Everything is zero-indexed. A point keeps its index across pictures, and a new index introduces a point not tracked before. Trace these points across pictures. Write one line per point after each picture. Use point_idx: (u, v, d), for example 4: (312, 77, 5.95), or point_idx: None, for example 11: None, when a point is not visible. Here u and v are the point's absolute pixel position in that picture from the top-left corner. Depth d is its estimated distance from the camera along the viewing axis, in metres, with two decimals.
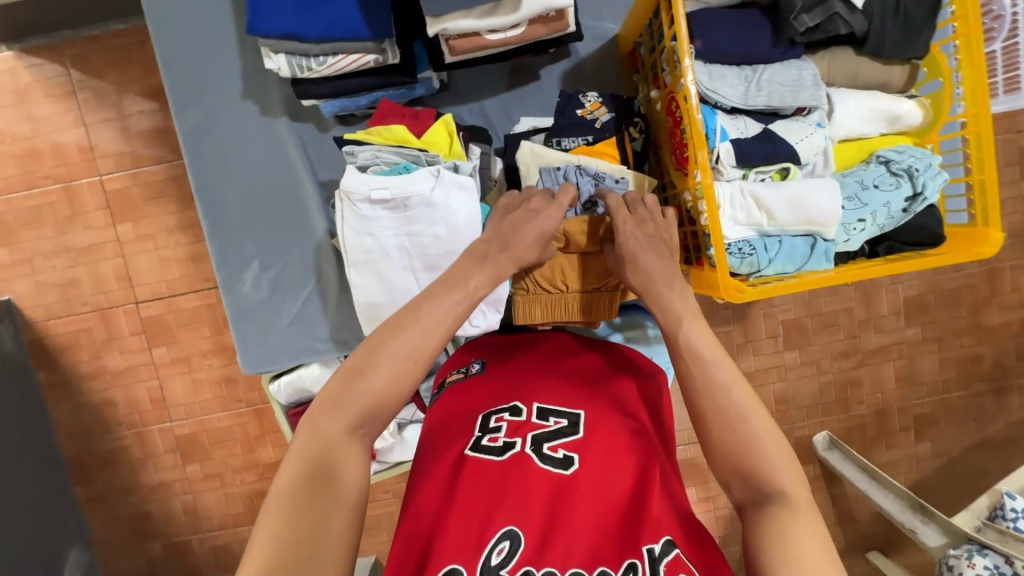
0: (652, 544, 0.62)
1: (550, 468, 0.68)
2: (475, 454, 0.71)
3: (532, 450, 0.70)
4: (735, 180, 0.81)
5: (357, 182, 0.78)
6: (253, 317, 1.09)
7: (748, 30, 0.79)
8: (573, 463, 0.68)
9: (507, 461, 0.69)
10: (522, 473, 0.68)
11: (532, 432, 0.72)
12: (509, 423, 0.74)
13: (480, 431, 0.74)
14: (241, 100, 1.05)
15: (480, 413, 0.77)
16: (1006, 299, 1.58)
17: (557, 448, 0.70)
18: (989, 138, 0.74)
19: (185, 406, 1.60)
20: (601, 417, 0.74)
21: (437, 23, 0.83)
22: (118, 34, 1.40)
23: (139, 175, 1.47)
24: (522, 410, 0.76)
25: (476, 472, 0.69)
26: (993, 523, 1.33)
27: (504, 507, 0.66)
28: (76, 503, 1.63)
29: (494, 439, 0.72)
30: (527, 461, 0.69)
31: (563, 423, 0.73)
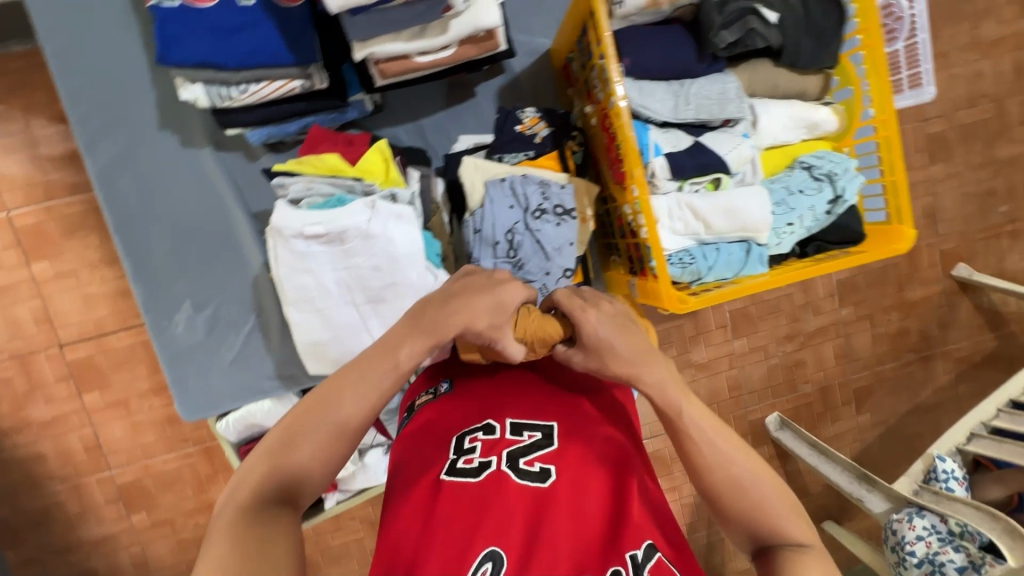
0: (634, 550, 0.57)
1: (527, 484, 0.62)
2: (451, 479, 0.63)
3: (508, 468, 0.63)
4: (672, 193, 0.83)
5: (289, 218, 0.75)
6: (189, 360, 1.03)
7: (674, 45, 0.81)
8: (550, 475, 0.62)
9: (484, 484, 0.62)
10: (499, 495, 0.61)
11: (507, 449, 0.64)
12: (483, 441, 0.65)
13: (453, 453, 0.65)
14: (158, 130, 0.98)
15: (451, 434, 0.67)
16: (925, 275, 1.70)
17: (534, 462, 0.63)
18: (897, 143, 0.79)
19: (126, 451, 1.48)
20: (578, 422, 0.67)
21: (363, 47, 0.80)
22: (17, 57, 1.28)
23: (53, 209, 1.35)
24: (494, 425, 0.66)
25: (450, 502, 0.61)
26: (928, 485, 1.42)
27: (483, 534, 0.58)
28: (8, 569, 1.49)
29: (469, 461, 0.64)
30: (503, 480, 0.62)
31: (538, 436, 0.65)
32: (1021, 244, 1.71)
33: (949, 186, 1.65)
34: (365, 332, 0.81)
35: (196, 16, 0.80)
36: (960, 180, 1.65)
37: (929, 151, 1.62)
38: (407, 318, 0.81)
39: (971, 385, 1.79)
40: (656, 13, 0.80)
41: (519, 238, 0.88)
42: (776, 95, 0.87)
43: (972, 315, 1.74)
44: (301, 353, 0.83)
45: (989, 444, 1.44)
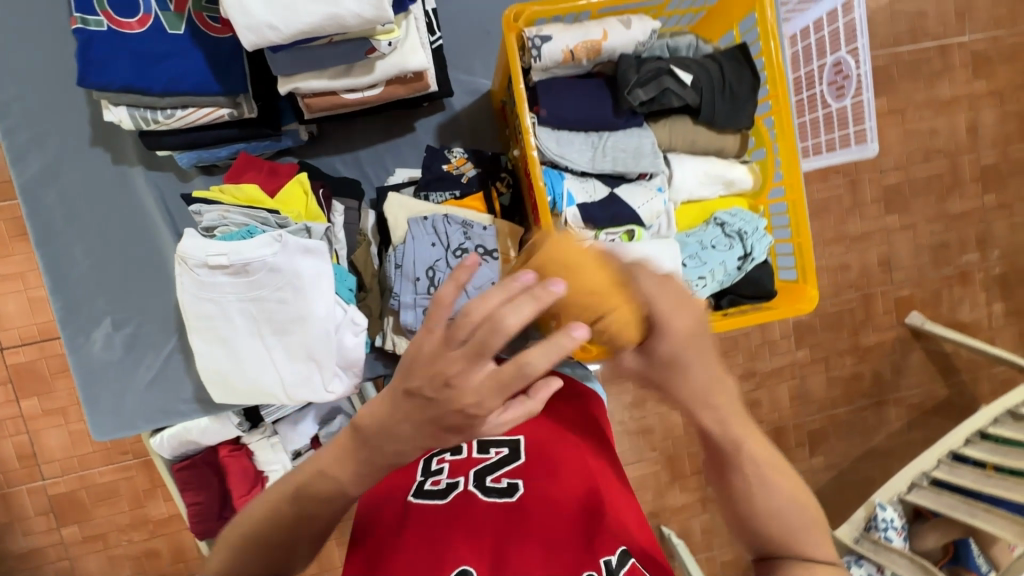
0: (610, 556, 0.55)
1: (494, 500, 0.60)
2: (418, 501, 0.61)
3: (475, 486, 0.61)
4: (587, 241, 0.82)
5: (194, 247, 0.75)
6: (103, 380, 1.01)
7: (594, 98, 0.83)
8: (517, 488, 0.60)
9: (451, 503, 0.60)
10: (467, 514, 0.59)
11: (474, 468, 0.63)
12: (450, 462, 0.64)
13: (421, 476, 0.64)
14: (89, 147, 0.98)
15: (420, 458, 0.67)
16: (879, 321, 1.73)
17: (500, 477, 0.62)
18: (801, 207, 0.83)
19: (61, 461, 1.44)
20: (548, 432, 0.66)
21: (288, 81, 0.81)
22: None
23: (6, 209, 1.33)
24: (462, 447, 0.66)
25: (417, 521, 0.59)
26: (868, 534, 1.41)
27: (453, 548, 0.56)
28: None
29: (436, 483, 0.63)
30: (471, 498, 0.60)
31: (504, 452, 0.64)
32: (973, 295, 1.76)
33: (902, 237, 1.70)
34: (271, 365, 0.80)
35: (122, 42, 0.81)
36: (913, 231, 1.70)
37: (885, 201, 1.67)
38: (313, 352, 0.79)
39: (923, 431, 1.81)
40: (576, 67, 0.82)
41: (440, 276, 0.87)
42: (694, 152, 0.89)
43: (924, 362, 1.78)
44: (206, 384, 0.81)
45: (930, 495, 1.43)
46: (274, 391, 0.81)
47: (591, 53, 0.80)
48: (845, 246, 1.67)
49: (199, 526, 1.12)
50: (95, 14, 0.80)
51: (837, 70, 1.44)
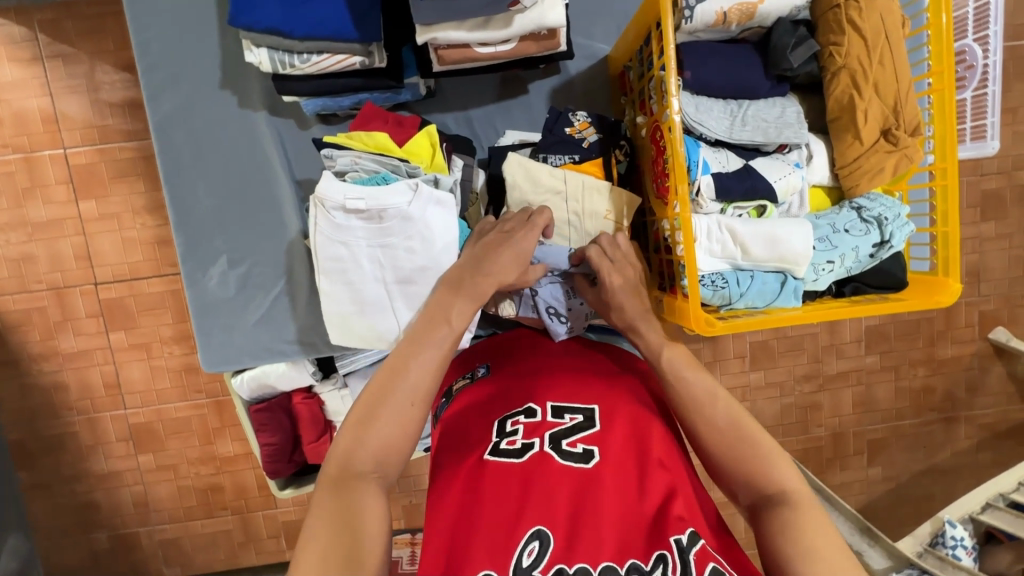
0: (679, 534, 0.61)
1: (571, 464, 0.68)
2: (497, 459, 0.69)
3: (552, 449, 0.69)
4: (713, 214, 0.82)
5: (334, 190, 0.78)
6: (217, 314, 1.06)
7: (739, 65, 0.80)
8: (593, 457, 0.69)
9: (529, 460, 0.68)
10: (544, 472, 0.67)
11: (549, 431, 0.72)
12: (525, 425, 0.73)
13: (497, 436, 0.73)
14: (217, 89, 1.02)
15: (496, 418, 0.76)
16: (960, 334, 1.63)
17: (576, 444, 0.70)
18: (955, 192, 0.76)
19: (141, 393, 1.53)
20: (615, 411, 0.74)
21: (427, 31, 0.82)
22: (94, 3, 1.33)
23: (107, 151, 1.40)
24: (536, 410, 0.75)
25: (496, 478, 0.67)
26: (934, 550, 1.42)
27: (534, 503, 0.64)
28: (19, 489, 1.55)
29: (513, 442, 0.71)
30: (547, 460, 0.68)
31: (579, 419, 0.73)
32: None
33: (998, 247, 1.58)
34: (392, 313, 0.83)
35: None
36: (1010, 241, 1.58)
37: (981, 207, 1.55)
38: None
39: (993, 453, 1.72)
40: (724, 31, 0.79)
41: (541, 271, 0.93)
42: (859, 130, 0.78)
43: (1004, 382, 1.67)
44: (326, 323, 0.84)
45: (1006, 517, 1.41)
46: (392, 337, 0.84)
47: (744, 16, 0.77)
48: None
49: (271, 466, 1.15)
50: None
51: (961, 58, 1.36)
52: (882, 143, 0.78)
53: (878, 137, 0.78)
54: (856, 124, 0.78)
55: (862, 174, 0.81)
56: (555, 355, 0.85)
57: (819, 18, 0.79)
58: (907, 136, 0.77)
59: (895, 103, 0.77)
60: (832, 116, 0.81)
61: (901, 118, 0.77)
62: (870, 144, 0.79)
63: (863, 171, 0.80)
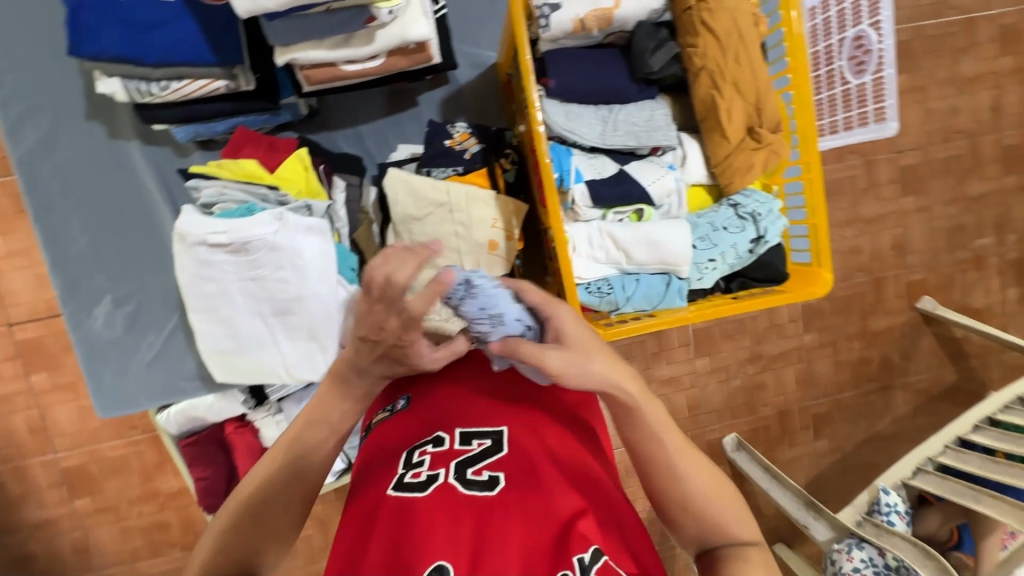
0: (582, 553, 0.57)
1: (473, 494, 0.62)
2: (399, 495, 0.63)
3: (455, 479, 0.64)
4: (594, 220, 0.82)
5: (195, 224, 0.75)
6: (106, 357, 1.00)
7: (604, 71, 0.80)
8: (498, 483, 0.63)
9: (431, 492, 0.62)
10: (446, 505, 0.61)
11: (455, 461, 0.66)
12: (432, 455, 0.67)
13: (404, 468, 0.67)
14: (86, 120, 0.96)
15: (405, 448, 0.70)
16: (890, 305, 1.68)
17: (481, 470, 0.64)
18: (820, 185, 0.79)
19: (71, 435, 1.46)
20: (527, 432, 0.69)
21: (286, 52, 0.79)
22: None
23: (9, 185, 1.32)
24: (444, 439, 0.68)
25: (398, 512, 0.62)
26: (871, 519, 1.44)
27: (433, 538, 0.58)
28: None
29: (416, 475, 0.65)
30: (449, 491, 0.62)
31: (486, 444, 0.67)
32: (987, 280, 1.70)
33: (917, 220, 1.64)
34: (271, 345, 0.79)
35: (110, 7, 0.77)
36: (929, 213, 1.64)
37: (901, 182, 1.61)
38: (315, 332, 0.79)
39: (930, 417, 1.79)
40: (587, 37, 0.78)
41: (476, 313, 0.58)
42: (725, 129, 0.79)
43: (934, 348, 1.74)
44: (205, 362, 0.81)
45: (935, 480, 1.42)
46: (278, 371, 0.81)
47: (602, 22, 0.76)
48: (859, 228, 1.62)
49: (206, 501, 1.11)
50: None
51: (858, 44, 1.39)
52: (749, 141, 0.80)
53: (744, 135, 0.80)
54: (721, 122, 0.78)
55: (733, 172, 0.81)
56: (475, 375, 0.78)
57: (677, 22, 0.79)
58: (769, 133, 0.79)
59: (756, 100, 0.78)
60: (699, 116, 0.82)
61: (762, 115, 0.78)
62: (739, 142, 0.79)
63: (733, 171, 0.81)
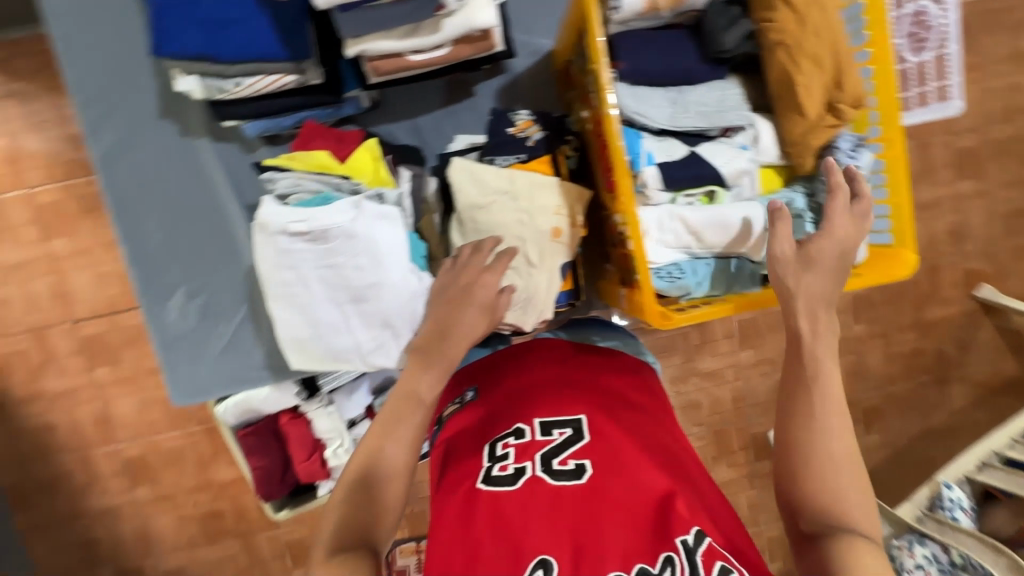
0: (684, 534, 0.57)
1: (565, 483, 0.62)
2: (489, 488, 0.64)
3: (543, 470, 0.64)
4: (663, 204, 0.80)
5: (275, 214, 0.77)
6: (179, 348, 1.04)
7: (674, 52, 0.79)
8: (586, 471, 0.63)
9: (523, 485, 0.63)
10: (540, 495, 0.61)
11: (540, 452, 0.66)
12: (515, 447, 0.67)
13: (488, 461, 0.68)
14: (158, 119, 1.00)
15: (486, 443, 0.70)
16: (947, 294, 1.62)
17: (567, 459, 0.65)
18: (903, 163, 0.77)
19: (131, 426, 1.52)
20: (603, 420, 0.69)
21: (356, 43, 0.80)
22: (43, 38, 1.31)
23: (72, 187, 1.38)
24: (524, 430, 0.69)
25: (491, 508, 0.61)
26: (933, 515, 1.36)
27: (533, 530, 0.59)
28: (17, 533, 1.54)
29: (504, 468, 0.65)
30: (540, 483, 0.63)
31: (567, 433, 0.68)
32: None
33: (977, 205, 1.57)
34: (346, 331, 0.81)
35: (191, 9, 0.81)
36: (989, 198, 1.57)
37: (958, 166, 1.53)
38: (388, 318, 0.81)
39: (991, 412, 1.71)
40: (655, 18, 0.78)
41: None
42: (801, 104, 0.76)
43: (995, 339, 1.66)
44: (283, 349, 0.84)
45: (1001, 475, 1.39)
46: (351, 357, 0.83)
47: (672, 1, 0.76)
48: (913, 214, 1.55)
49: (264, 489, 1.14)
50: None
51: (920, 19, 1.35)
52: (829, 119, 0.77)
53: (824, 112, 0.77)
54: (797, 97, 0.76)
55: (808, 149, 0.79)
56: (541, 368, 0.79)
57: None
58: (850, 108, 0.76)
59: (836, 74, 0.76)
60: (775, 94, 0.80)
61: (844, 89, 0.76)
62: (818, 119, 0.77)
63: (811, 150, 0.79)
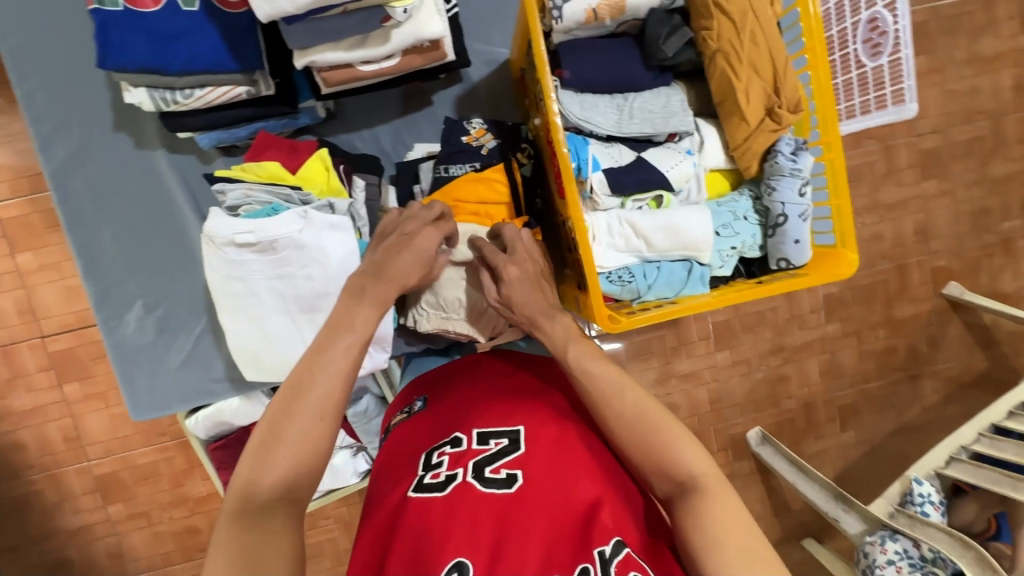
0: (602, 546, 0.58)
1: (493, 491, 0.63)
2: (420, 495, 0.64)
3: (474, 477, 0.64)
4: (613, 209, 0.82)
5: (221, 225, 0.77)
6: (137, 362, 1.03)
7: (618, 60, 0.80)
8: (516, 479, 0.63)
9: (451, 492, 0.63)
10: (467, 503, 0.62)
11: (473, 460, 0.66)
12: (450, 455, 0.68)
13: (423, 470, 0.68)
14: (113, 132, 0.99)
15: (424, 452, 0.71)
16: (915, 293, 1.65)
17: (499, 468, 0.65)
18: (841, 166, 0.79)
19: (103, 443, 1.49)
20: (542, 429, 0.69)
21: (304, 55, 0.80)
22: None
23: (38, 202, 1.36)
24: (461, 439, 0.69)
25: (417, 515, 0.62)
26: (905, 510, 1.38)
27: (454, 537, 0.59)
28: None
29: (436, 476, 0.66)
30: (469, 490, 0.63)
31: (503, 443, 0.68)
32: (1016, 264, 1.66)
33: (940, 204, 1.60)
34: (301, 342, 0.82)
35: (138, 21, 0.80)
36: (952, 197, 1.60)
37: (921, 167, 1.57)
38: None
39: (962, 406, 1.74)
40: (599, 27, 0.79)
41: None
42: (743, 110, 0.78)
43: (963, 335, 1.70)
44: (236, 361, 0.84)
45: (969, 468, 1.39)
46: None
47: (614, 11, 0.77)
48: (879, 215, 1.59)
49: None
50: None
51: (874, 26, 1.37)
52: (769, 124, 0.79)
53: (763, 117, 0.79)
54: (739, 103, 0.78)
55: (753, 154, 0.81)
56: (488, 378, 0.79)
57: (690, 6, 0.80)
58: (789, 113, 0.78)
59: (775, 81, 0.78)
60: (717, 101, 0.82)
61: (782, 95, 0.78)
62: (758, 124, 0.79)
63: (751, 156, 0.81)
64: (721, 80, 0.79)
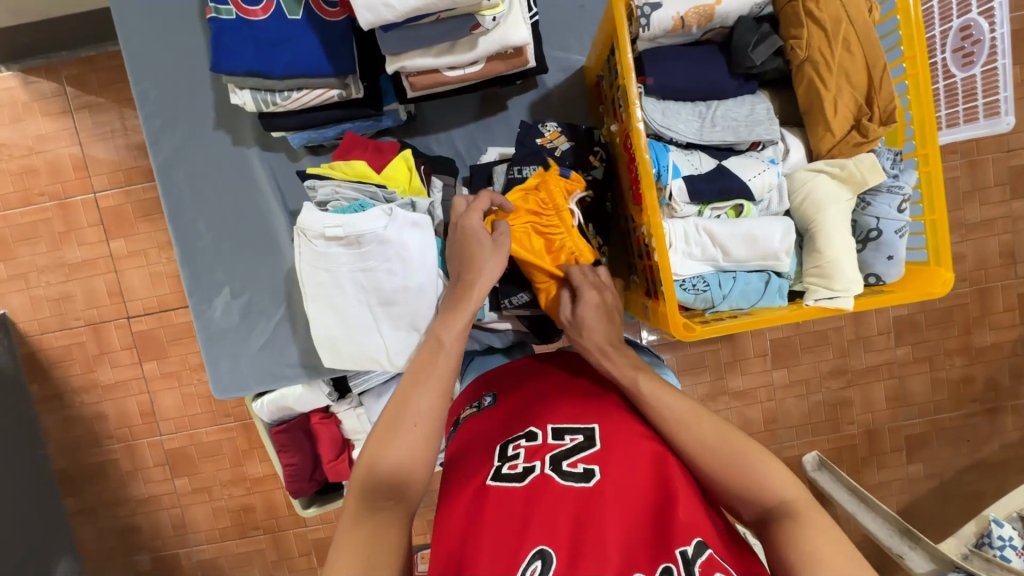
0: (685, 545, 0.57)
1: (572, 484, 0.63)
2: (498, 484, 0.65)
3: (552, 470, 0.65)
4: (690, 216, 0.81)
5: (313, 219, 0.83)
6: (221, 344, 1.10)
7: (705, 66, 0.80)
8: (595, 474, 0.63)
9: (531, 483, 0.64)
10: (545, 495, 0.62)
11: (550, 453, 0.67)
12: (526, 448, 0.68)
13: (499, 461, 0.69)
14: (212, 129, 1.07)
15: (498, 443, 0.72)
16: (998, 319, 1.53)
17: (577, 462, 0.65)
18: (939, 178, 0.75)
19: (174, 419, 1.60)
20: (617, 428, 0.69)
21: (396, 60, 0.84)
22: (113, 55, 1.42)
23: (133, 193, 1.48)
24: (537, 433, 0.70)
25: (496, 504, 0.63)
26: (979, 551, 1.30)
27: (533, 527, 0.60)
28: (67, 516, 1.63)
29: (513, 467, 0.67)
30: (548, 482, 0.63)
31: (578, 439, 0.68)
32: None
33: None
34: (377, 333, 0.86)
35: (247, 28, 0.88)
36: None
37: (1012, 184, 1.46)
38: (416, 321, 0.85)
39: None
40: (685, 34, 0.79)
41: None
42: (829, 121, 0.78)
43: None
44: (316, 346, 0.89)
45: None
46: (379, 357, 0.88)
47: (702, 19, 0.77)
48: (960, 235, 1.49)
49: (293, 485, 1.23)
50: (226, 3, 0.88)
51: (966, 34, 1.17)
52: (855, 136, 0.77)
53: (850, 130, 0.78)
54: (826, 113, 0.78)
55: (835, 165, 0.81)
56: (560, 378, 0.80)
57: (781, 14, 0.80)
58: (879, 125, 0.76)
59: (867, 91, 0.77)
60: (802, 112, 0.81)
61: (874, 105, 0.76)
62: (843, 136, 0.78)
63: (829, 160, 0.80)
64: (810, 90, 0.79)
